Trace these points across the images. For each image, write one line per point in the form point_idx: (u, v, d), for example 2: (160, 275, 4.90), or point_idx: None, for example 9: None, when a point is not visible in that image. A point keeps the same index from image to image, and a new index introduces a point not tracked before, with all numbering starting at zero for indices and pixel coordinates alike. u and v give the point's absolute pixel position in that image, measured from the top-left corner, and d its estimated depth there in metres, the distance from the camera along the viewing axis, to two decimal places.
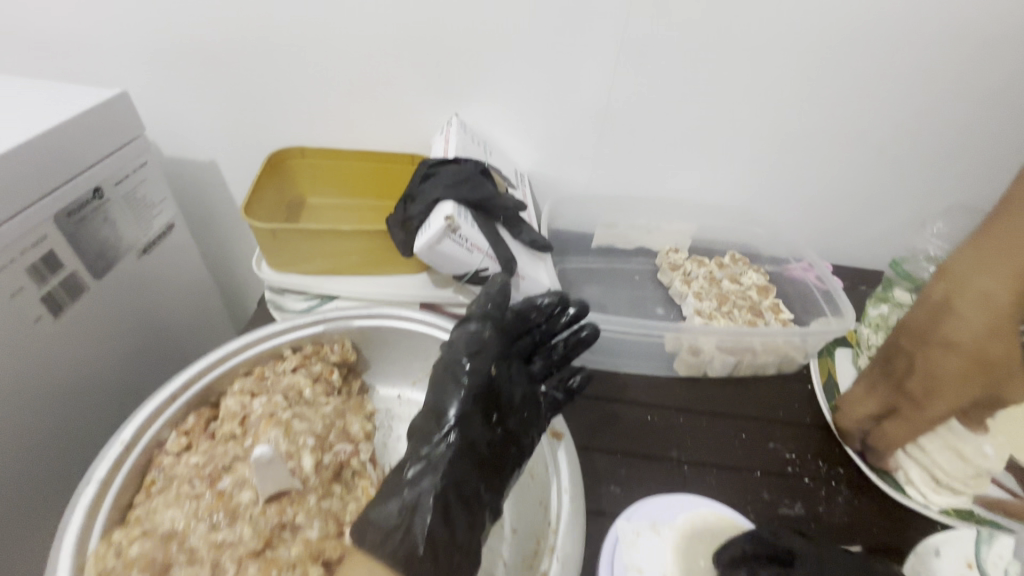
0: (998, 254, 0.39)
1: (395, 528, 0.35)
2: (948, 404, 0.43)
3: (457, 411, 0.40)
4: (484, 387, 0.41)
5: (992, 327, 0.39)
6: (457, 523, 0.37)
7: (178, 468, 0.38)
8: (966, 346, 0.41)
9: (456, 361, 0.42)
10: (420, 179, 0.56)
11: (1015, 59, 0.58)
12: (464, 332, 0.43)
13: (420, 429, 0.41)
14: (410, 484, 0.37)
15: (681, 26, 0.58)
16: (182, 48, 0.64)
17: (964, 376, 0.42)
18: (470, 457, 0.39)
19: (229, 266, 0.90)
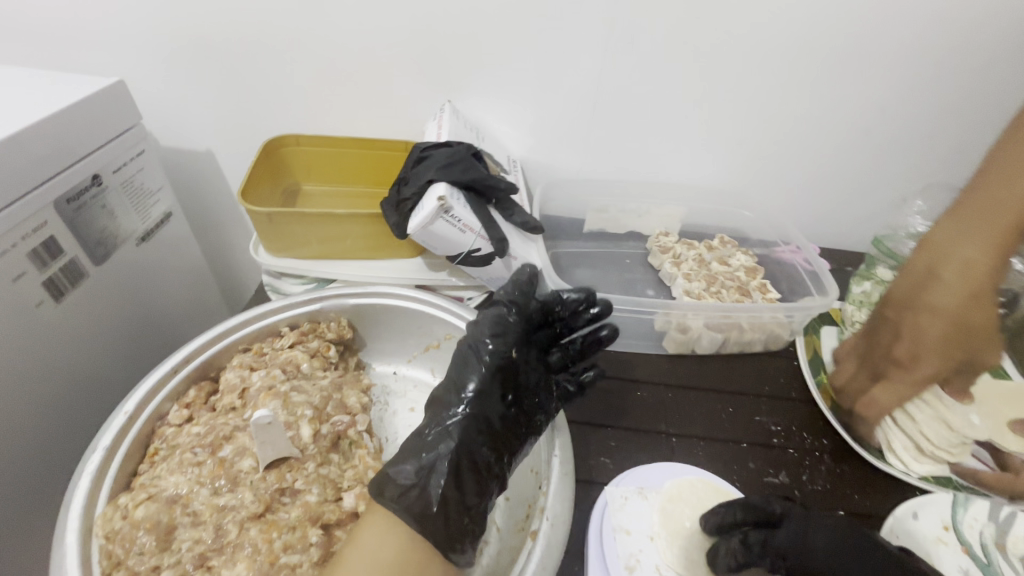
0: (973, 227, 0.47)
1: (412, 489, 0.36)
2: (931, 365, 0.48)
3: (475, 386, 0.42)
4: (504, 366, 0.43)
5: (971, 292, 0.46)
6: (469, 489, 0.38)
7: (180, 438, 0.39)
8: (949, 310, 0.46)
9: (480, 340, 0.43)
10: (414, 163, 0.57)
11: (994, 43, 0.59)
12: (489, 315, 0.46)
13: (440, 401, 0.42)
14: (432, 447, 0.39)
15: (666, 12, 0.59)
16: (175, 38, 0.65)
17: (946, 338, 0.47)
18: (487, 430, 0.40)
19: (226, 255, 0.91)
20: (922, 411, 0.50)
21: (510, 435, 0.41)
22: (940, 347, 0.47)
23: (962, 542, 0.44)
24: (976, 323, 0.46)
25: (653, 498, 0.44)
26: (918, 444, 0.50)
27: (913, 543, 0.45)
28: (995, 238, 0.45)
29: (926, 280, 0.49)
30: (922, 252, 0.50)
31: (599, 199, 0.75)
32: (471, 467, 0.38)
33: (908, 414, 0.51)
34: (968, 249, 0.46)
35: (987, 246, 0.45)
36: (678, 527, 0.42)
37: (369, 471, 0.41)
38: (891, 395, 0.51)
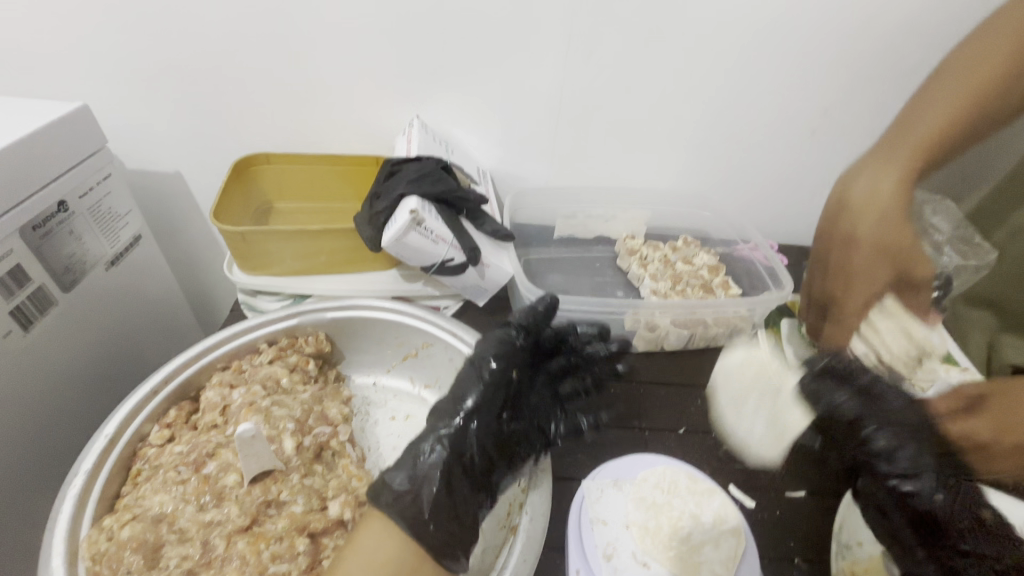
0: (886, 157, 0.52)
1: (408, 493, 0.38)
2: (865, 291, 0.49)
3: (474, 403, 0.43)
4: (504, 384, 0.45)
5: (884, 211, 0.50)
6: (461, 498, 0.39)
7: (163, 458, 0.40)
8: (867, 232, 0.50)
9: (482, 360, 0.45)
10: (385, 178, 0.58)
11: (920, 48, 0.64)
12: (497, 335, 0.48)
13: (439, 416, 0.44)
14: (429, 457, 0.40)
15: (618, 26, 0.62)
16: (138, 61, 0.65)
17: (872, 260, 0.49)
18: (484, 443, 0.42)
19: (198, 276, 0.90)
20: (887, 322, 0.48)
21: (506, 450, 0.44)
22: (872, 272, 0.49)
23: None
24: (896, 240, 0.49)
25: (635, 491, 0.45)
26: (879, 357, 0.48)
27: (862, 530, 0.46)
28: (900, 166, 0.51)
29: (840, 207, 0.54)
30: (837, 187, 0.55)
31: (566, 206, 0.77)
32: (462, 476, 0.40)
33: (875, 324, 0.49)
34: (875, 177, 0.51)
35: (892, 172, 0.51)
36: (652, 510, 0.44)
37: (353, 479, 0.42)
38: (843, 333, 0.51)
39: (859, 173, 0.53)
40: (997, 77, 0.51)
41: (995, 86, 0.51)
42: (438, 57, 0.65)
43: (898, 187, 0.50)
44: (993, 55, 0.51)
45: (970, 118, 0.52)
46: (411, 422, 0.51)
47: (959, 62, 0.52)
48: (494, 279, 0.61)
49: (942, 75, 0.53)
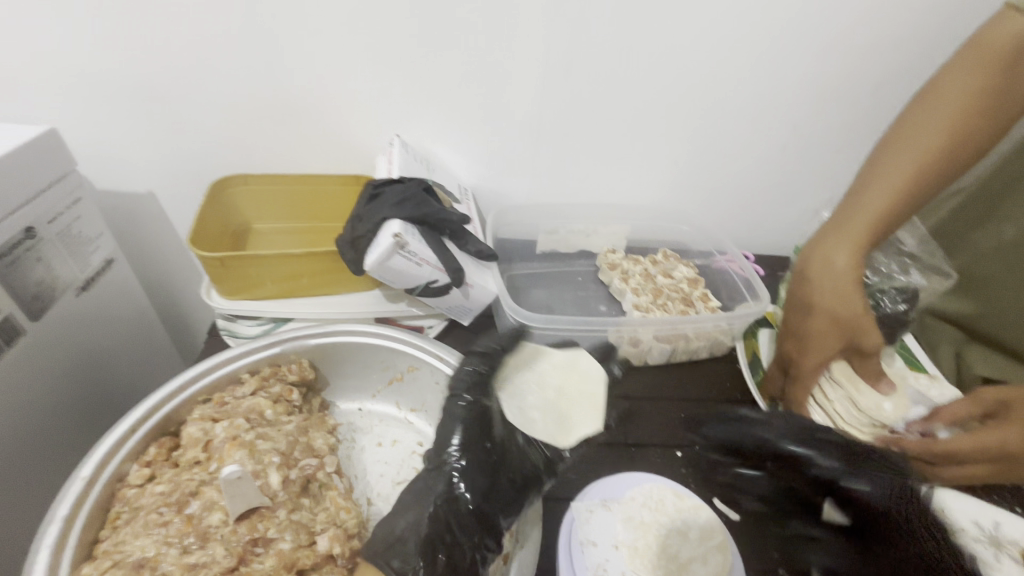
0: (839, 227, 0.55)
1: (401, 541, 0.38)
2: (817, 356, 0.53)
3: (460, 440, 0.42)
4: (481, 415, 0.43)
5: (839, 286, 0.52)
6: (461, 541, 0.38)
7: (143, 499, 0.39)
8: (824, 305, 0.53)
9: (455, 396, 0.44)
10: (366, 200, 0.58)
11: (881, 66, 0.67)
12: (462, 372, 0.46)
13: (430, 460, 0.42)
14: (421, 501, 0.39)
15: (596, 46, 0.64)
16: (110, 82, 0.64)
17: (823, 330, 0.53)
18: (478, 479, 0.41)
19: (173, 298, 0.88)
20: (836, 390, 0.54)
21: (504, 482, 0.42)
22: (820, 340, 0.53)
23: None
24: (845, 311, 0.52)
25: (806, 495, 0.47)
26: (837, 423, 0.54)
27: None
28: (854, 242, 0.53)
29: (800, 278, 0.56)
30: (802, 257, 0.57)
31: (548, 222, 0.78)
32: (456, 518, 0.39)
33: (827, 395, 0.55)
34: (826, 249, 0.54)
35: (845, 247, 0.53)
36: (641, 529, 0.44)
37: (341, 511, 0.41)
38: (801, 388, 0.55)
39: (816, 241, 0.57)
40: (964, 119, 0.51)
41: (940, 158, 0.52)
42: (418, 77, 0.66)
43: (850, 264, 0.53)
44: (948, 92, 0.52)
45: (919, 189, 0.53)
46: (398, 448, 0.51)
47: (910, 133, 0.54)
48: (478, 299, 0.61)
49: (894, 145, 0.54)
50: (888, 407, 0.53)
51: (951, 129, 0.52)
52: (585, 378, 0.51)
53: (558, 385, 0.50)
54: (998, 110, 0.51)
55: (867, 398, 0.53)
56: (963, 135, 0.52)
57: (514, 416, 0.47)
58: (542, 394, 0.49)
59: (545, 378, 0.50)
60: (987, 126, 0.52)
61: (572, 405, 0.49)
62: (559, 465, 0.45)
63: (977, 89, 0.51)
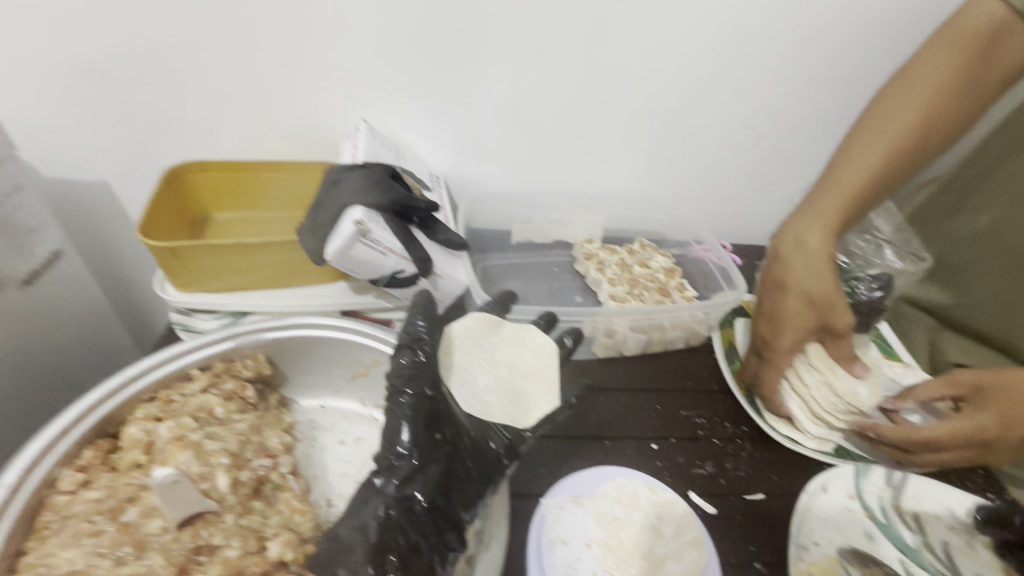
0: (816, 205, 0.54)
1: (349, 549, 0.34)
2: (790, 335, 0.52)
3: (409, 436, 0.38)
4: (427, 409, 0.40)
5: (814, 264, 0.51)
6: (417, 544, 0.35)
7: (75, 506, 0.36)
8: (798, 284, 0.52)
9: (395, 391, 0.40)
10: (328, 186, 0.55)
11: (856, 53, 0.66)
12: (396, 366, 0.41)
13: (376, 462, 0.38)
14: (370, 504, 0.36)
15: (571, 27, 0.61)
16: (52, 61, 0.59)
17: (798, 312, 0.52)
18: (431, 476, 0.38)
19: (130, 292, 0.84)
20: (813, 375, 0.54)
21: (461, 470, 0.40)
22: (795, 321, 0.52)
23: (865, 508, 0.50)
24: (820, 292, 0.50)
25: (850, 487, 0.51)
26: (809, 407, 0.55)
27: (818, 529, 0.48)
28: (830, 219, 0.52)
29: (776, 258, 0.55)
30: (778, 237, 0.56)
31: (523, 212, 0.76)
32: (411, 522, 0.36)
33: (803, 380, 0.55)
34: (802, 227, 0.53)
35: (821, 225, 0.52)
36: (614, 526, 0.42)
37: (295, 514, 0.39)
38: (773, 371, 0.55)
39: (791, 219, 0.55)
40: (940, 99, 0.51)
41: (914, 137, 0.52)
42: (385, 59, 0.63)
43: (824, 243, 0.52)
44: (926, 74, 0.51)
45: (894, 167, 0.53)
46: (361, 446, 0.48)
47: (885, 109, 0.53)
48: (448, 291, 0.59)
49: (870, 121, 0.54)
50: (864, 390, 0.52)
51: (925, 107, 0.51)
52: (536, 351, 0.50)
53: (510, 363, 0.48)
54: (970, 88, 0.51)
55: (843, 382, 0.52)
56: (936, 114, 0.51)
57: (471, 406, 0.44)
58: (494, 372, 0.47)
59: (496, 355, 0.48)
60: (959, 109, 0.52)
61: (527, 381, 0.48)
62: (520, 447, 0.43)
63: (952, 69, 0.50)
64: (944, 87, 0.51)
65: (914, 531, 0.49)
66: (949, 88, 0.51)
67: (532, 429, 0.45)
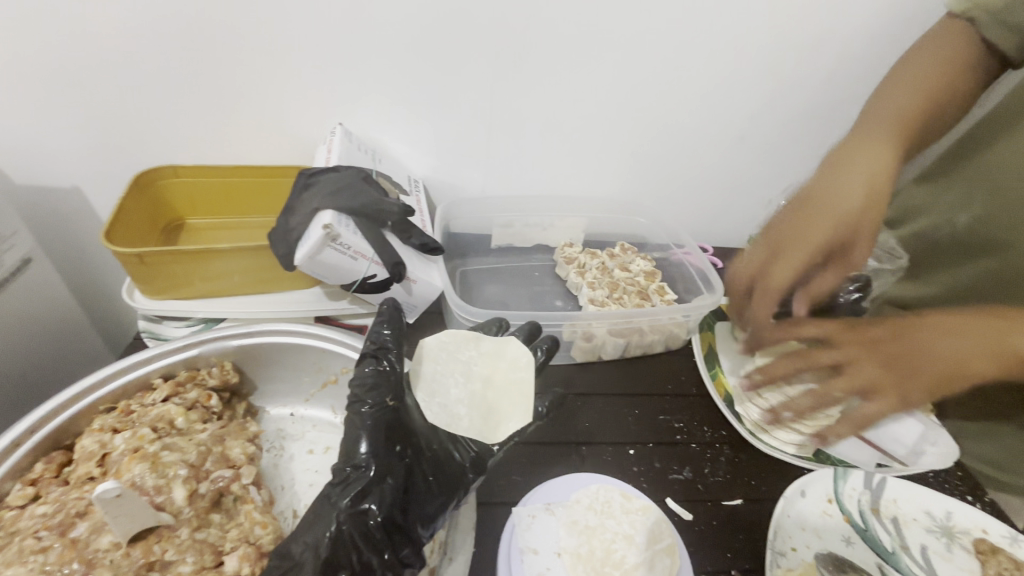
0: (870, 135, 0.54)
1: (298, 566, 0.33)
2: (824, 233, 0.48)
3: (367, 447, 0.37)
4: (388, 420, 0.39)
5: (869, 178, 0.50)
6: (370, 562, 0.33)
7: (22, 522, 0.34)
8: (853, 189, 0.50)
9: (356, 401, 0.39)
10: (300, 190, 0.54)
11: (832, 54, 0.67)
12: (359, 375, 0.40)
13: (334, 474, 0.37)
14: (323, 519, 0.34)
15: (548, 29, 0.61)
16: (18, 65, 0.58)
17: (843, 218, 0.49)
18: (389, 488, 0.36)
19: (103, 299, 0.82)
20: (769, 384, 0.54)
21: (420, 483, 0.38)
22: (835, 224, 0.49)
23: (843, 512, 0.49)
24: (870, 207, 0.50)
25: (829, 491, 0.50)
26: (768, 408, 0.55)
27: (795, 535, 0.47)
28: (883, 147, 0.53)
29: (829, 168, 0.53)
30: (831, 153, 0.54)
31: (502, 216, 0.75)
32: (364, 537, 0.34)
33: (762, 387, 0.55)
34: (866, 147, 0.53)
35: (879, 149, 0.52)
36: (585, 535, 0.42)
37: (255, 527, 0.37)
38: (789, 267, 0.48)
39: (848, 141, 0.54)
40: (956, 77, 0.56)
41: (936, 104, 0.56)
42: (362, 63, 0.62)
43: (885, 167, 0.51)
44: (944, 48, 0.56)
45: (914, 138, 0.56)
46: (330, 455, 0.47)
47: (913, 65, 0.56)
48: (423, 295, 0.58)
49: (902, 75, 0.57)
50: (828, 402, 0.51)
51: (954, 77, 0.56)
52: (513, 364, 0.48)
53: (484, 376, 0.47)
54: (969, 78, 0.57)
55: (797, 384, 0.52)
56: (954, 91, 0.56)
57: (439, 416, 0.43)
58: (468, 386, 0.46)
59: (471, 367, 0.47)
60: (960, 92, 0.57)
61: (501, 397, 0.46)
62: (487, 461, 0.42)
63: (966, 51, 0.55)
64: (959, 72, 0.56)
65: (892, 534, 0.48)
66: (961, 74, 0.56)
67: (502, 444, 0.43)
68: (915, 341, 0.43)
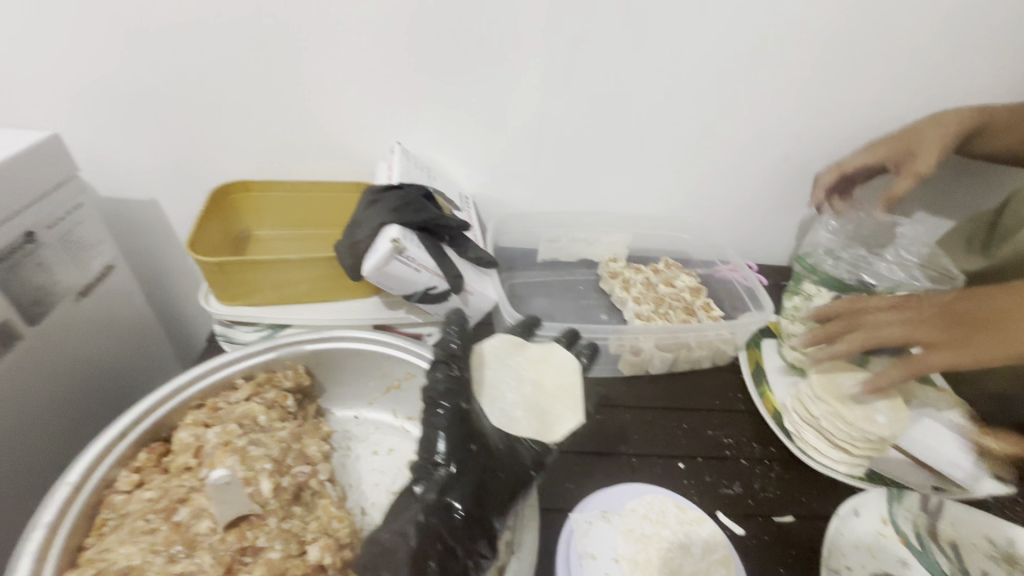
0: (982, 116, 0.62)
1: (390, 552, 0.36)
2: (878, 151, 0.65)
3: (445, 446, 0.40)
4: (463, 420, 0.42)
5: (949, 119, 0.62)
6: (453, 549, 0.37)
7: (131, 505, 0.38)
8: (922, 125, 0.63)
9: (432, 404, 0.42)
10: (365, 206, 0.57)
11: (880, 75, 0.67)
12: (434, 381, 0.44)
13: (414, 471, 0.41)
14: (408, 511, 0.38)
15: (597, 53, 0.64)
16: (114, 89, 0.64)
17: (904, 142, 0.64)
18: (467, 484, 0.39)
19: (173, 305, 0.88)
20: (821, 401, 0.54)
21: (492, 480, 0.41)
22: (895, 147, 0.65)
23: (899, 533, 0.48)
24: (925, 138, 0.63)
25: (885, 511, 0.50)
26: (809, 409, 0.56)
27: (850, 554, 0.47)
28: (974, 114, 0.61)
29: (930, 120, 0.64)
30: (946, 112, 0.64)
31: (549, 231, 0.78)
32: (448, 527, 0.37)
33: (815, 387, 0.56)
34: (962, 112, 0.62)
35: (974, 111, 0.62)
36: (643, 541, 0.43)
37: (333, 521, 0.40)
38: (846, 163, 0.67)
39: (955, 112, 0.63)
40: None
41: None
42: (421, 86, 0.66)
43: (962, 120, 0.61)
44: None
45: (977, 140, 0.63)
46: (394, 456, 0.50)
47: None
48: (478, 306, 0.61)
49: None
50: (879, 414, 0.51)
51: None
52: (560, 369, 0.50)
53: (535, 380, 0.48)
54: None
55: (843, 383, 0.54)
56: None
57: (500, 421, 0.44)
58: (521, 391, 0.47)
59: (522, 373, 0.48)
60: None
61: (553, 400, 0.48)
62: (547, 459, 0.44)
63: None
64: None
65: (951, 560, 0.47)
66: None
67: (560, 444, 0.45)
68: (992, 309, 0.47)
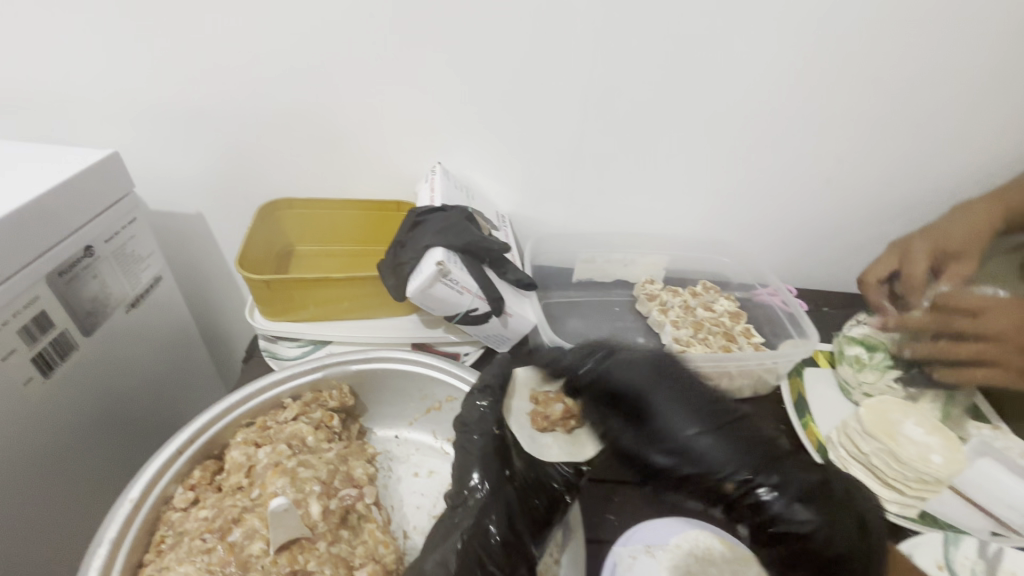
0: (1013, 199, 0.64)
1: None
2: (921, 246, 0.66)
3: (480, 473, 0.42)
4: (498, 448, 0.44)
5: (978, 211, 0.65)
6: None
7: (188, 523, 0.39)
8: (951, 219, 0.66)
9: (467, 431, 0.45)
10: (410, 228, 0.59)
11: (932, 98, 0.65)
12: (473, 409, 0.47)
13: (450, 499, 0.43)
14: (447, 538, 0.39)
15: (639, 75, 0.63)
16: (167, 109, 0.67)
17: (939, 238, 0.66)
18: (506, 514, 0.41)
19: (215, 315, 0.91)
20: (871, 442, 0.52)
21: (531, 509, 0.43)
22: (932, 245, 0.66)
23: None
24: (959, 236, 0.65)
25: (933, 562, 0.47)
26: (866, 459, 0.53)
27: None
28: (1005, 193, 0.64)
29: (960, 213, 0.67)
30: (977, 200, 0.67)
31: (585, 251, 0.78)
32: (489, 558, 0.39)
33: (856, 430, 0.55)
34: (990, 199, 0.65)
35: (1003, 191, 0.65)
36: None
37: (379, 546, 0.41)
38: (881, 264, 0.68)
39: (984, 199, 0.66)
40: None
41: None
42: (462, 107, 0.67)
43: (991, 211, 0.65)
44: None
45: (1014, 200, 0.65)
46: (434, 479, 0.50)
47: None
48: (517, 328, 0.61)
49: None
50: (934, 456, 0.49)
51: None
52: None
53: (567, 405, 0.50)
54: None
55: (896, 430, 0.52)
56: None
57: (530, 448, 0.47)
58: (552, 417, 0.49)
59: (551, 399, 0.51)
60: None
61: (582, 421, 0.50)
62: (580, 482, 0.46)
63: None
64: None
65: None
66: None
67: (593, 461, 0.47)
68: None
